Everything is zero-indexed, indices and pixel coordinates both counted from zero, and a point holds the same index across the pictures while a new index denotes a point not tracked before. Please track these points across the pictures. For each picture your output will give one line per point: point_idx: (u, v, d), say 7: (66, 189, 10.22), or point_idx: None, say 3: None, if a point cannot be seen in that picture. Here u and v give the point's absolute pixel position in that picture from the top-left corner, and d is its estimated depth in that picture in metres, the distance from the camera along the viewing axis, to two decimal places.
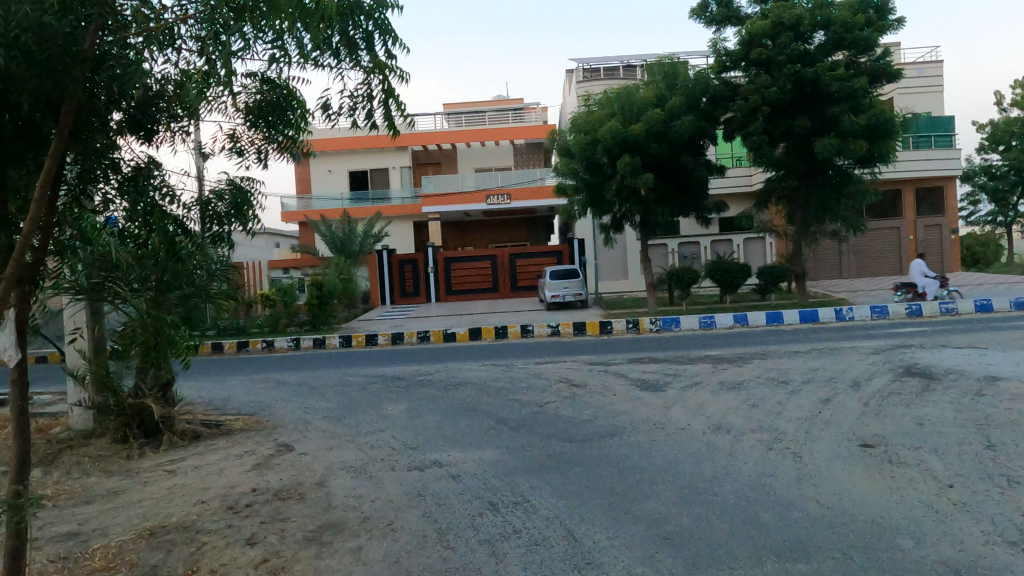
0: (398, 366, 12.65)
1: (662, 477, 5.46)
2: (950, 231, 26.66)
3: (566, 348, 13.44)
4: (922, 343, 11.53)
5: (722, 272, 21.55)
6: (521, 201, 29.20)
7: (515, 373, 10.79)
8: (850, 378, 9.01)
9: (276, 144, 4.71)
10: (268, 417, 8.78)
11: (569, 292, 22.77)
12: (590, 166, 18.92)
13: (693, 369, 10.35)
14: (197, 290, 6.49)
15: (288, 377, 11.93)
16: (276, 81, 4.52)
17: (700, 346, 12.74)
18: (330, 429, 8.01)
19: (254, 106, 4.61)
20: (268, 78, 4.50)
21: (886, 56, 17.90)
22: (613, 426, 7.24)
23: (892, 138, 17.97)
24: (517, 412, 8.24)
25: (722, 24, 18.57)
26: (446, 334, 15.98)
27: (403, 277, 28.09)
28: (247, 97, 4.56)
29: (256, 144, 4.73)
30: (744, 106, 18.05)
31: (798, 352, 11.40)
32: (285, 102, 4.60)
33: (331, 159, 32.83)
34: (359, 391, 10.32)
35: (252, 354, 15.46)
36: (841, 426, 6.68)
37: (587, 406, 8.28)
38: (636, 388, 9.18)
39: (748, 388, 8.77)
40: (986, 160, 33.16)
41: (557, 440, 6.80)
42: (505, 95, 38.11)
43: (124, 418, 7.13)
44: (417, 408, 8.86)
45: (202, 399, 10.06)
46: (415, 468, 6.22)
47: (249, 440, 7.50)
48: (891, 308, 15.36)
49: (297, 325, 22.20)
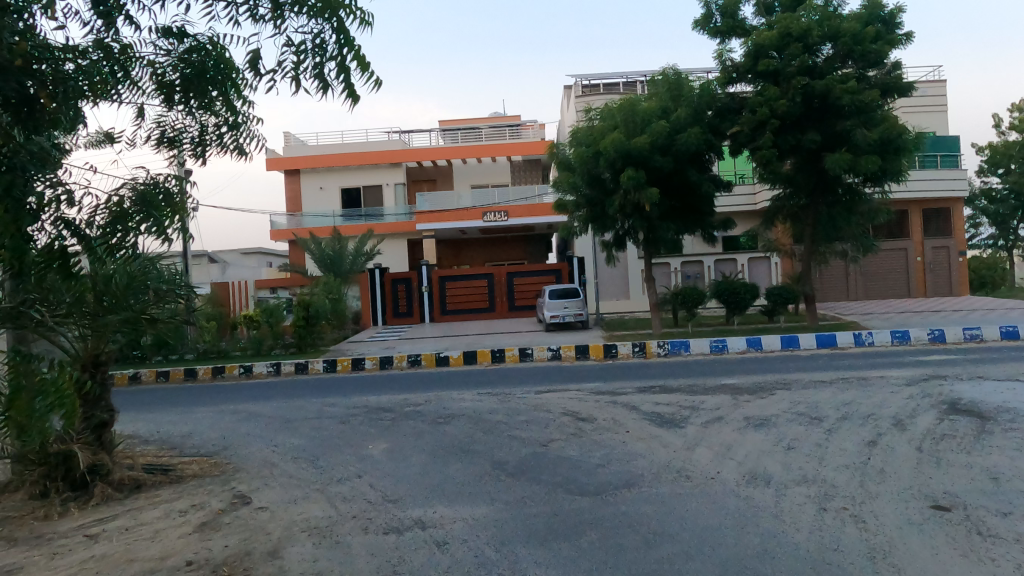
0: (383, 395, 11.52)
1: (699, 551, 4.36)
2: (958, 253, 25.97)
3: (568, 375, 12.37)
4: (957, 373, 10.52)
5: (729, 292, 20.63)
6: (518, 218, 28.37)
7: (511, 405, 9.69)
8: (891, 414, 7.96)
9: (210, 137, 4.69)
10: (230, 459, 7.65)
11: (569, 312, 21.76)
12: (592, 180, 18.10)
13: (712, 400, 9.29)
14: (138, 313, 6.12)
15: (261, 408, 10.80)
16: (203, 45, 4.42)
17: (714, 373, 11.70)
18: (297, 475, 6.89)
19: (177, 80, 4.48)
20: (196, 44, 4.42)
21: (897, 69, 17.23)
22: (629, 473, 6.16)
23: (906, 154, 17.21)
24: (515, 453, 7.14)
25: (726, 36, 17.94)
26: (439, 358, 14.88)
27: (396, 296, 26.97)
28: (167, 71, 4.47)
29: (187, 137, 4.68)
30: (752, 119, 17.29)
31: (825, 382, 10.35)
32: (215, 68, 4.46)
33: (323, 175, 32.02)
34: (339, 425, 9.20)
35: (227, 381, 14.30)
36: (901, 478, 5.63)
37: (596, 446, 7.18)
38: (650, 423, 8.12)
39: (778, 425, 7.72)
40: (986, 183, 32.60)
41: (564, 492, 5.71)
42: (502, 112, 37.59)
43: (45, 468, 6.08)
44: (401, 448, 7.75)
45: (161, 436, 8.93)
46: (391, 531, 5.11)
47: (200, 490, 6.39)
48: (913, 333, 14.41)
49: (282, 347, 21.15)
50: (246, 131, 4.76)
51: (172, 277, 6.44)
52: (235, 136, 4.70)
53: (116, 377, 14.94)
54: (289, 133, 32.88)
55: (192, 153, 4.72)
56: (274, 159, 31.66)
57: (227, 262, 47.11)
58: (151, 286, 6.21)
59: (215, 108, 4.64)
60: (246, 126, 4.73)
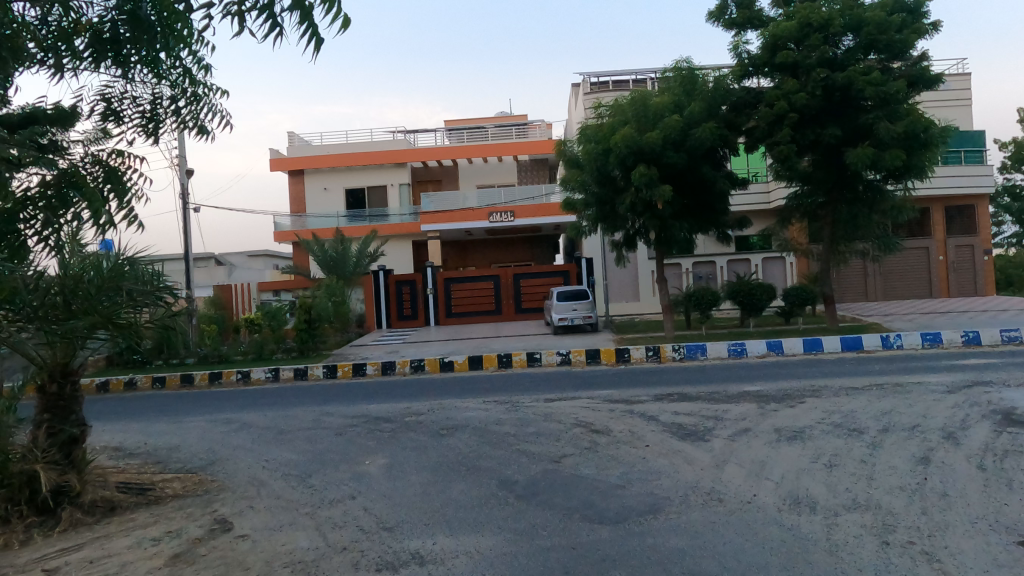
0: (385, 403, 10.92)
1: None
2: (983, 252, 25.06)
3: (579, 381, 11.71)
4: (1001, 379, 9.76)
5: (744, 294, 19.91)
6: (525, 218, 27.75)
7: (519, 415, 9.05)
8: (938, 425, 7.26)
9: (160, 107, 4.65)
10: (216, 476, 7.07)
11: (578, 315, 21.11)
12: (602, 178, 17.42)
13: (737, 410, 8.61)
14: (105, 320, 5.51)
15: (255, 417, 10.21)
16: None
17: (735, 380, 10.99)
18: (287, 495, 6.28)
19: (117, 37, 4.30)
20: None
21: (922, 60, 16.49)
22: (655, 495, 5.51)
23: (933, 150, 16.44)
24: (525, 471, 6.50)
25: (742, 27, 17.25)
26: (443, 363, 14.25)
27: (401, 298, 26.45)
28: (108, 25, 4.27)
29: (134, 110, 4.62)
30: (769, 113, 16.57)
31: (858, 389, 9.63)
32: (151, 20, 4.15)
33: (327, 177, 31.54)
34: (335, 437, 8.59)
35: (224, 388, 13.74)
36: (968, 505, 4.94)
37: (614, 463, 6.52)
38: (672, 436, 7.47)
39: (814, 438, 7.03)
40: (1009, 180, 31.62)
41: (583, 519, 5.07)
42: (508, 112, 37.05)
43: (6, 492, 5.42)
44: (401, 464, 7.14)
45: (145, 449, 8.36)
46: (387, 566, 4.49)
47: (179, 513, 5.80)
48: (944, 335, 13.62)
49: (283, 352, 20.59)
50: (206, 102, 4.82)
51: (152, 278, 5.97)
52: (194, 105, 4.71)
53: (110, 383, 14.42)
54: (293, 133, 32.44)
55: (144, 126, 4.62)
56: (278, 160, 31.22)
57: (232, 264, 46.80)
58: (124, 288, 5.65)
59: (169, 79, 4.66)
60: (206, 98, 4.80)
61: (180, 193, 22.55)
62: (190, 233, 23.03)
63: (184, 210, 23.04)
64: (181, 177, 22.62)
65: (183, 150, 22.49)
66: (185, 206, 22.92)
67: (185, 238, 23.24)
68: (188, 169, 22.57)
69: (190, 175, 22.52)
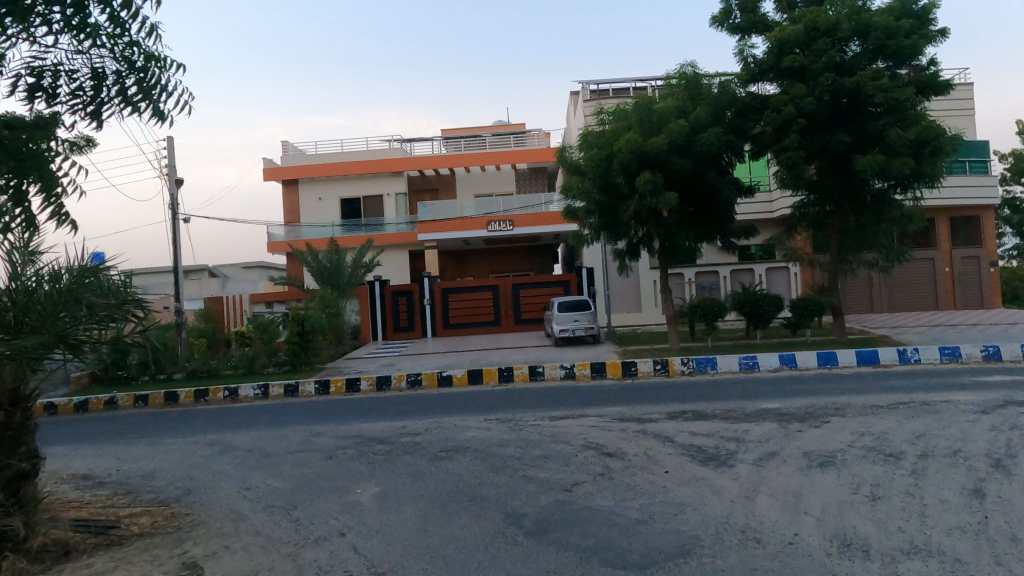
0: (379, 421, 10.26)
1: None
2: (989, 263, 24.66)
3: (585, 397, 11.07)
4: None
5: (750, 305, 19.37)
6: (525, 227, 27.22)
7: (523, 436, 8.41)
8: (983, 451, 6.66)
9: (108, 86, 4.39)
10: (190, 509, 6.40)
11: (579, 327, 20.51)
12: (604, 185, 16.96)
13: (758, 430, 8.00)
14: (59, 336, 4.94)
15: (240, 439, 9.53)
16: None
17: (750, 396, 10.37)
18: (267, 532, 5.62)
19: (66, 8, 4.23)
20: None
21: (931, 66, 16.05)
22: (682, 535, 4.89)
23: (943, 157, 15.95)
24: (533, 502, 5.87)
25: (747, 31, 16.87)
26: (441, 378, 13.59)
27: (397, 310, 25.83)
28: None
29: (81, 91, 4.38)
30: (777, 118, 16.15)
31: (884, 406, 9.03)
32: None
33: (322, 186, 31.01)
34: (325, 462, 7.93)
35: (210, 406, 13.02)
36: None
37: (631, 494, 5.89)
38: (692, 460, 6.85)
39: (848, 464, 6.42)
40: (1009, 192, 31.29)
41: (603, 566, 4.44)
42: (506, 121, 36.75)
43: None
44: (397, 494, 6.48)
45: (118, 477, 7.68)
46: None
47: (144, 556, 5.15)
48: (963, 349, 13.05)
49: (275, 365, 19.89)
50: (156, 79, 4.50)
51: (118, 291, 5.22)
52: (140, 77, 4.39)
53: (90, 401, 13.69)
54: (287, 143, 31.93)
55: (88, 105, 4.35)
56: (272, 170, 30.68)
57: (225, 276, 46.06)
58: (84, 302, 5.03)
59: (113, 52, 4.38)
60: (157, 72, 4.46)
61: (169, 204, 21.96)
62: (179, 245, 22.42)
63: (174, 221, 22.45)
64: (171, 186, 22.05)
65: (173, 159, 21.94)
66: (175, 216, 22.34)
67: (174, 249, 22.60)
68: (178, 178, 22.00)
69: (180, 185, 21.95)
